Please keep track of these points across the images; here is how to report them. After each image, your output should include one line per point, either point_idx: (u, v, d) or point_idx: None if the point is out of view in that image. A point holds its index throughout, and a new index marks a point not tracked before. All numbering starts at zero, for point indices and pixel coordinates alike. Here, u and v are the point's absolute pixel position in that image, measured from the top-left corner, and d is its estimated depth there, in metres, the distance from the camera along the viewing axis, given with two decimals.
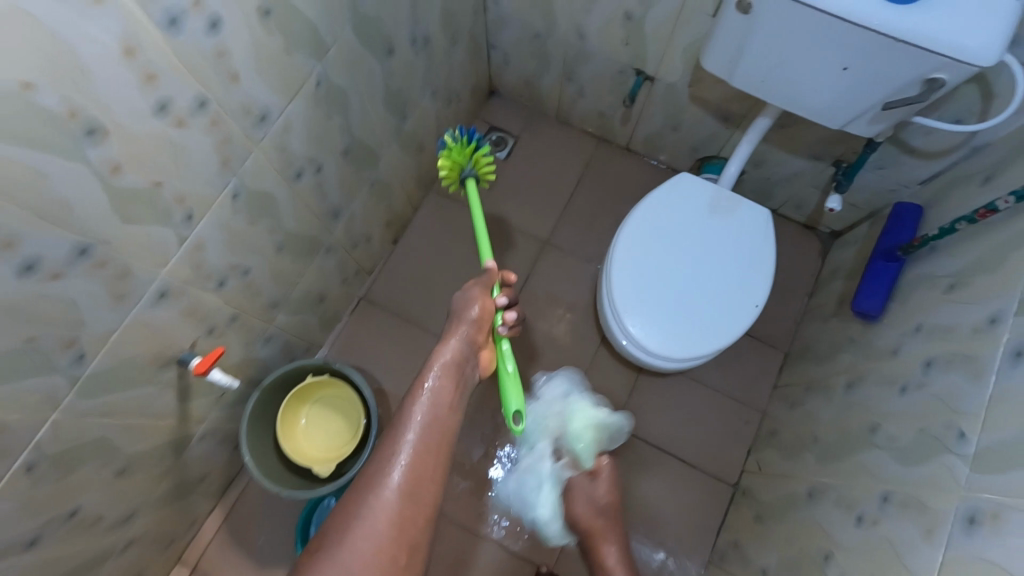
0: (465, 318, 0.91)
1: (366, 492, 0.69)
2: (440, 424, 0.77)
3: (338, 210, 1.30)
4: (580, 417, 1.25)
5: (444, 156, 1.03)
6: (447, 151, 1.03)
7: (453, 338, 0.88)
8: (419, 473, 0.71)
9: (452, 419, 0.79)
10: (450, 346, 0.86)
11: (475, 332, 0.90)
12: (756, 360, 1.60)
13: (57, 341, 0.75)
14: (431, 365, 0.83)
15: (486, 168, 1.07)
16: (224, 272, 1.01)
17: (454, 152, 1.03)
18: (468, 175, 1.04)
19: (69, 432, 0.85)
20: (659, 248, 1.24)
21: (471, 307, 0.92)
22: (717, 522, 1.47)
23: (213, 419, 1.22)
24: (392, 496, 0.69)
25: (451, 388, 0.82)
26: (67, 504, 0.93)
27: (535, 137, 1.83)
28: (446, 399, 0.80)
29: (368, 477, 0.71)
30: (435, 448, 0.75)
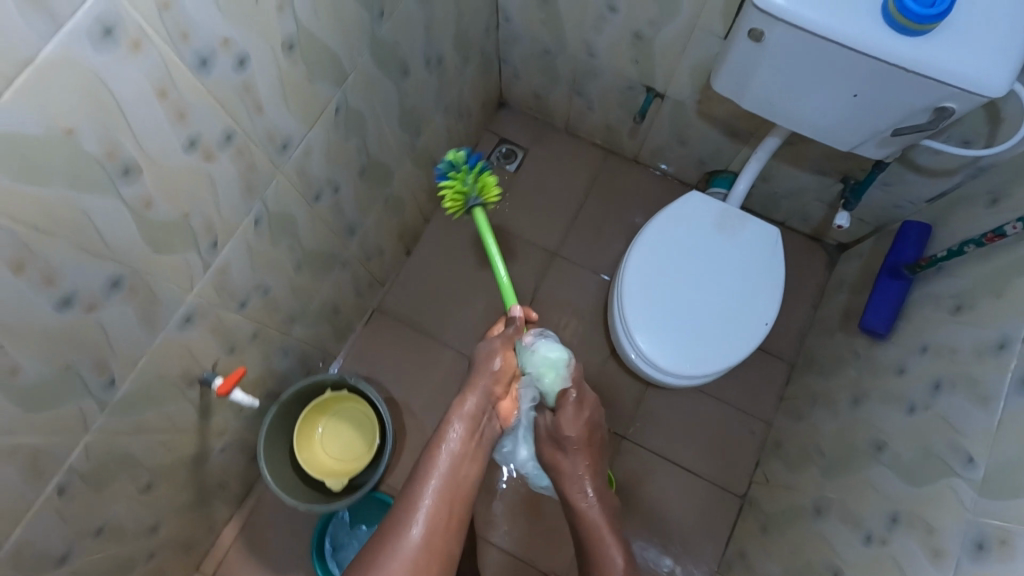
0: (487, 369, 0.91)
1: (387, 542, 0.77)
2: (456, 477, 0.84)
3: (353, 227, 1.32)
4: (542, 359, 0.92)
5: (446, 184, 1.02)
6: (449, 180, 1.03)
7: (472, 394, 0.90)
8: (434, 526, 0.78)
9: (468, 472, 0.85)
10: (470, 398, 0.90)
11: (495, 383, 0.91)
12: (763, 372, 1.62)
13: (91, 368, 0.77)
14: (452, 418, 0.88)
15: (488, 191, 1.04)
16: (247, 293, 1.04)
17: (457, 181, 1.02)
18: (471, 202, 1.03)
19: (99, 452, 0.87)
20: (669, 267, 1.25)
21: (494, 359, 0.92)
22: (725, 532, 1.49)
23: (232, 433, 1.25)
24: (411, 545, 0.76)
25: (469, 441, 0.87)
26: (95, 520, 0.95)
27: (544, 149, 1.85)
28: (464, 452, 0.86)
29: (389, 528, 0.78)
30: (452, 501, 0.82)
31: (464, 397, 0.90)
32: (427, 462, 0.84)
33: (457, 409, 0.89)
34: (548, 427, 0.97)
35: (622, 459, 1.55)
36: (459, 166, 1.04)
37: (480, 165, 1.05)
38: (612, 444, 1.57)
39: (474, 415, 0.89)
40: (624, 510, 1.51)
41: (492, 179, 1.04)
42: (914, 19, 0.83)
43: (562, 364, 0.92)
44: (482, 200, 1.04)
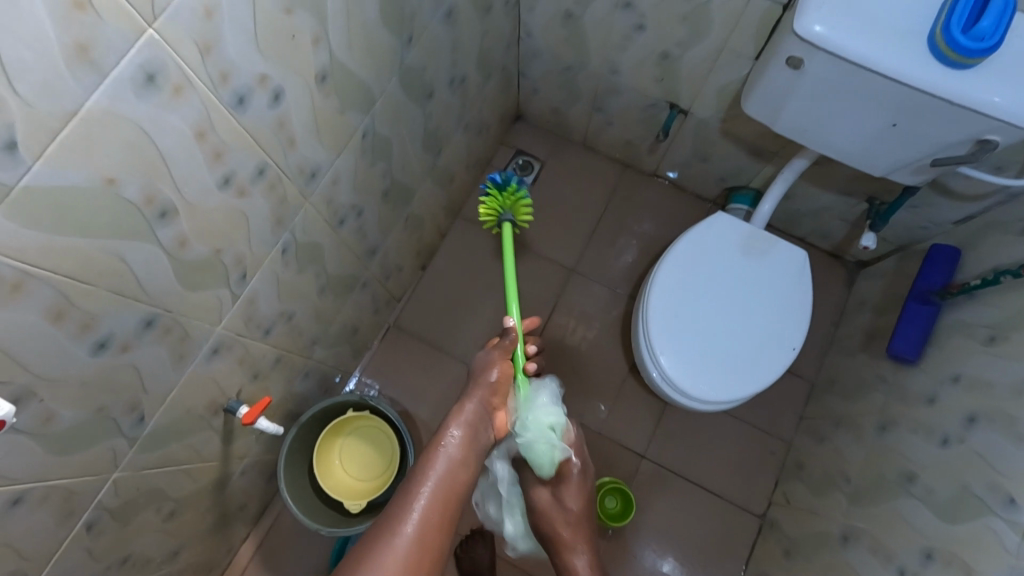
0: (484, 381, 0.89)
1: (373, 539, 0.66)
2: (451, 480, 0.75)
3: (374, 247, 1.31)
4: (540, 424, 0.90)
5: (484, 200, 1.12)
6: (487, 198, 1.12)
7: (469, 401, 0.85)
8: (428, 525, 0.68)
9: (464, 476, 0.77)
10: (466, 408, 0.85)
11: (491, 396, 0.88)
12: (783, 391, 1.61)
13: (123, 407, 0.76)
14: (449, 421, 0.82)
15: (522, 212, 1.13)
16: (272, 320, 1.02)
17: (493, 199, 1.12)
18: (503, 217, 1.12)
19: (127, 486, 0.86)
20: (692, 286, 1.24)
21: (491, 369, 0.91)
22: (745, 553, 1.48)
23: (253, 455, 1.24)
24: (404, 542, 0.66)
25: (466, 447, 0.80)
26: (121, 551, 0.94)
27: (561, 162, 1.83)
28: (461, 457, 0.78)
29: (377, 527, 0.68)
30: (448, 506, 0.72)
31: (461, 404, 0.85)
32: (425, 460, 0.76)
33: (454, 416, 0.83)
34: (550, 501, 0.98)
35: (641, 478, 1.54)
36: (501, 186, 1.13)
37: (518, 189, 1.13)
38: (632, 463, 1.55)
39: (472, 423, 0.83)
40: (643, 530, 1.49)
41: (525, 201, 1.13)
42: (963, 53, 0.82)
43: (558, 429, 0.92)
44: (513, 217, 1.12)
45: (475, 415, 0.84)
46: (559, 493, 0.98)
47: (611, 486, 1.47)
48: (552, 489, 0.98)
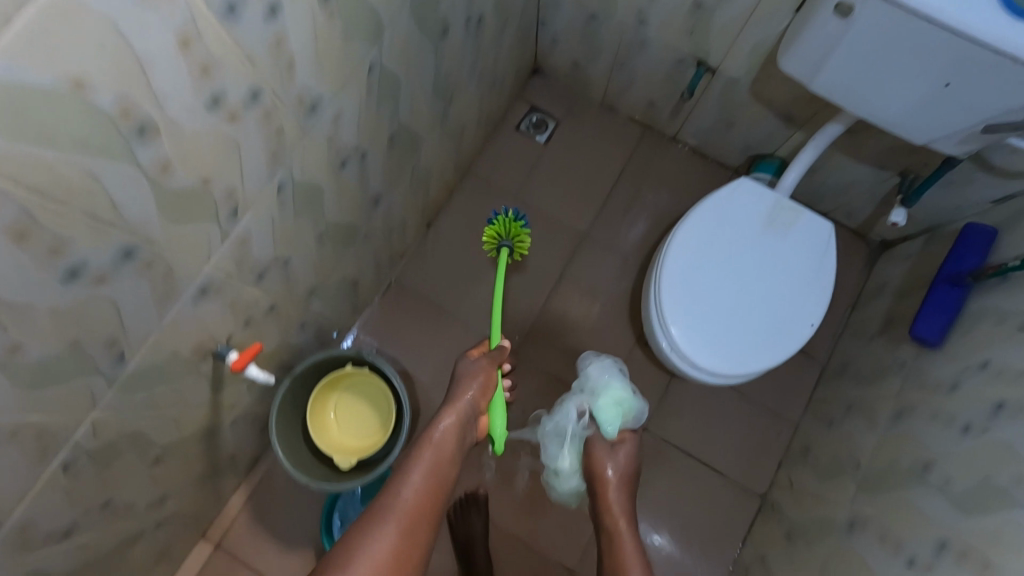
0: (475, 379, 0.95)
1: (369, 519, 0.73)
2: (443, 468, 0.83)
3: (378, 197, 1.24)
4: (612, 396, 1.12)
5: (487, 228, 1.36)
6: (492, 225, 1.35)
7: (467, 392, 0.93)
8: (417, 511, 0.75)
9: (451, 470, 0.84)
10: (460, 404, 0.91)
11: (481, 396, 0.94)
12: (793, 370, 1.55)
13: (100, 344, 0.71)
14: (438, 419, 0.88)
15: (519, 240, 1.35)
16: (266, 264, 0.97)
17: (496, 227, 1.35)
18: (502, 243, 1.34)
19: (107, 428, 0.82)
20: (709, 255, 1.18)
21: (477, 373, 0.97)
22: (742, 532, 1.45)
23: (244, 406, 1.20)
24: (395, 521, 0.73)
25: (456, 437, 0.87)
26: (102, 495, 0.91)
27: (578, 122, 1.74)
28: (449, 452, 0.85)
29: (373, 507, 0.75)
30: (436, 490, 0.80)
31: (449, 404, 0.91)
32: (422, 446, 0.85)
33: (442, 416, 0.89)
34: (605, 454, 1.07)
35: (641, 452, 1.50)
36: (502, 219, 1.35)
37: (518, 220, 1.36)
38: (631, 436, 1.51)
39: (458, 421, 0.89)
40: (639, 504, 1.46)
41: (524, 235, 1.36)
42: None
43: (627, 405, 1.13)
44: (511, 245, 1.34)
45: (467, 411, 0.91)
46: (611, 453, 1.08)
47: None
48: (607, 447, 1.09)
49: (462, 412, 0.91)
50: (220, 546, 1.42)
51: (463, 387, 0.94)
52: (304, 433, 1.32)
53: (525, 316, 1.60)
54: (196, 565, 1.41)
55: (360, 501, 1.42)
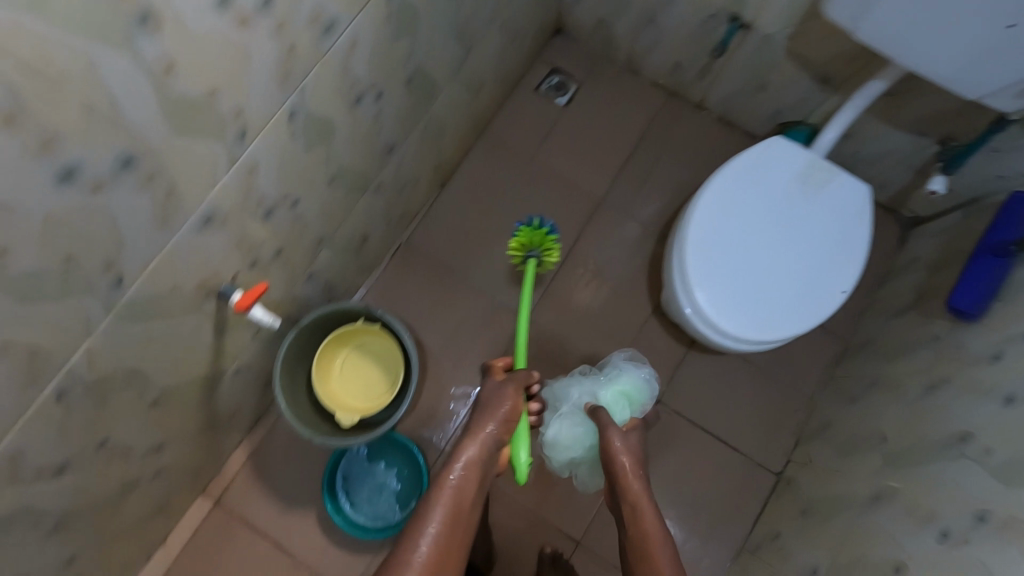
0: (498, 413, 0.97)
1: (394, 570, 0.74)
2: (465, 510, 0.83)
3: (391, 146, 1.19)
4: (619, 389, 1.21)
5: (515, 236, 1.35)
6: (519, 234, 1.35)
7: (488, 426, 0.94)
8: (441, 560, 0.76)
9: (474, 514, 0.84)
10: (479, 441, 0.92)
11: (503, 429, 0.96)
12: (815, 347, 1.49)
13: (96, 263, 0.67)
14: (458, 458, 0.88)
15: (547, 250, 1.35)
16: (274, 201, 0.92)
17: (523, 236, 1.34)
18: (529, 254, 1.34)
19: (103, 360, 0.78)
20: (739, 217, 1.11)
21: (503, 405, 0.98)
22: (755, 510, 1.40)
23: (247, 357, 1.16)
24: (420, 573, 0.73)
25: (474, 476, 0.87)
26: (96, 434, 0.87)
27: (600, 85, 1.68)
28: (472, 494, 0.85)
29: (397, 556, 0.76)
30: (460, 537, 0.81)
31: (470, 440, 0.92)
32: (437, 488, 0.84)
33: (465, 454, 0.89)
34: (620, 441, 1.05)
35: (654, 425, 1.45)
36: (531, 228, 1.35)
37: (547, 231, 1.35)
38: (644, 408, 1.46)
39: (480, 460, 0.90)
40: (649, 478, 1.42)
41: (552, 244, 1.35)
42: None
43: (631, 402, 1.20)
44: (538, 256, 1.34)
45: (490, 444, 0.93)
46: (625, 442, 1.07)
47: None
48: (622, 435, 1.07)
49: (483, 448, 0.91)
50: (220, 502, 1.40)
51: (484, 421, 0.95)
52: (310, 388, 1.28)
53: (538, 282, 1.55)
54: (195, 520, 1.38)
55: (365, 462, 1.40)
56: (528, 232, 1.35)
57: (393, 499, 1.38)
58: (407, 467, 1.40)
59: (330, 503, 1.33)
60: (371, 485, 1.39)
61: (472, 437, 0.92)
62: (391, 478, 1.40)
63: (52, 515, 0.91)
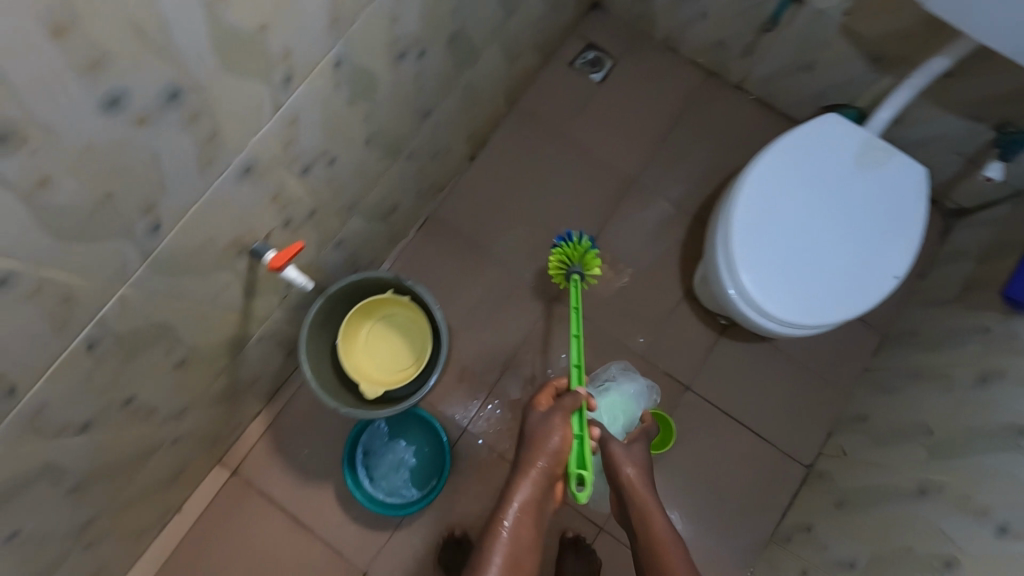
0: (545, 447, 1.00)
1: None
2: (520, 559, 0.93)
3: (428, 110, 1.15)
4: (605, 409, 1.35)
5: (555, 252, 1.32)
6: (559, 250, 1.31)
7: (537, 464, 0.99)
8: None
9: (529, 558, 0.94)
10: (530, 479, 0.99)
11: (554, 462, 1.00)
12: (850, 338, 1.45)
13: (136, 204, 0.63)
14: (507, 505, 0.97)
15: (589, 264, 1.30)
16: (312, 157, 0.88)
17: (564, 252, 1.30)
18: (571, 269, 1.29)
19: (136, 311, 0.75)
20: (788, 197, 1.07)
21: (551, 437, 1.01)
22: (784, 501, 1.36)
23: (272, 323, 1.13)
24: None
25: (531, 514, 0.97)
26: (123, 391, 0.84)
27: (637, 61, 1.62)
28: (524, 541, 0.94)
29: None
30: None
31: (517, 484, 0.99)
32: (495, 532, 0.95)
33: (512, 499, 0.98)
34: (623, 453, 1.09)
35: (683, 411, 1.41)
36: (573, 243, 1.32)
37: (587, 245, 1.30)
38: (672, 394, 1.42)
39: (530, 501, 0.98)
40: (676, 464, 1.38)
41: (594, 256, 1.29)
42: None
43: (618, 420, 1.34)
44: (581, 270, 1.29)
45: (543, 477, 0.99)
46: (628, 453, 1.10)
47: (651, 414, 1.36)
48: (625, 448, 1.10)
49: (536, 485, 0.99)
50: (236, 473, 1.37)
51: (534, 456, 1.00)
52: (334, 358, 1.25)
53: None
54: (212, 490, 1.36)
55: (386, 438, 1.37)
56: (570, 247, 1.32)
57: (411, 475, 1.35)
58: (425, 443, 1.38)
59: (350, 479, 1.30)
60: (390, 462, 1.35)
61: (522, 475, 0.99)
62: (409, 454, 1.36)
63: (75, 474, 0.88)
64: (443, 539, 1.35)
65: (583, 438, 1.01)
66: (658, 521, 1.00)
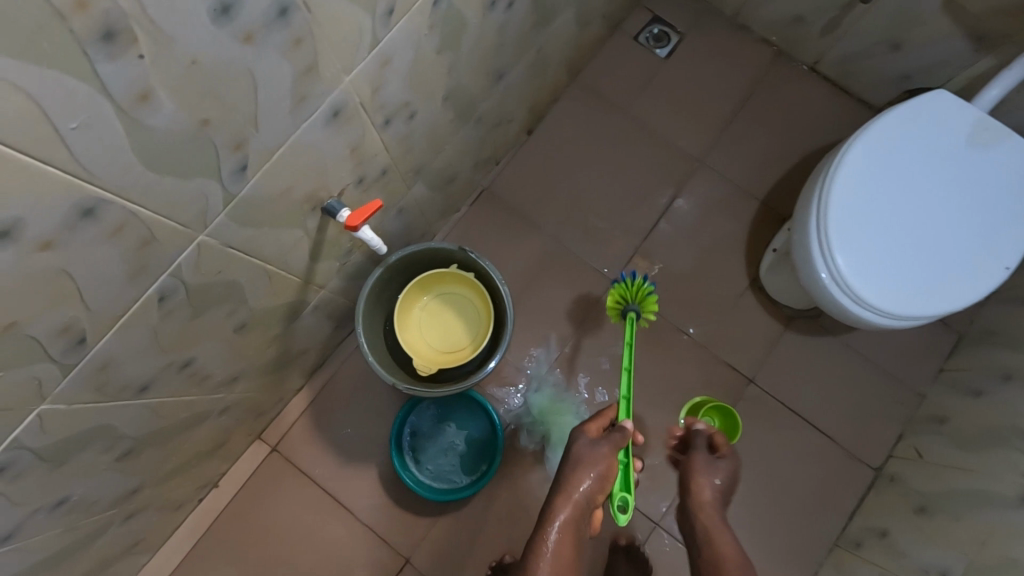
0: (593, 470, 0.94)
1: None
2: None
3: (501, 72, 1.08)
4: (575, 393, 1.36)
5: (613, 291, 1.23)
6: (616, 289, 1.23)
7: (583, 484, 0.93)
8: None
9: None
10: (572, 501, 0.92)
11: (599, 487, 0.94)
12: (924, 336, 1.37)
13: (226, 139, 0.57)
14: (550, 523, 0.92)
15: (647, 304, 1.18)
16: (393, 108, 0.81)
17: (620, 291, 1.22)
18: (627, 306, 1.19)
19: (209, 263, 0.68)
20: (889, 176, 0.99)
21: (599, 463, 0.95)
22: (851, 504, 1.29)
23: (329, 291, 1.07)
24: None
25: (571, 539, 0.91)
26: (185, 352, 0.78)
27: (705, 37, 1.54)
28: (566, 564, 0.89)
29: None
30: None
31: (560, 506, 0.93)
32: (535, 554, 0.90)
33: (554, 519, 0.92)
34: (702, 466, 0.93)
35: (745, 405, 1.34)
36: (631, 281, 1.23)
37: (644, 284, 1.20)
38: (734, 386, 1.35)
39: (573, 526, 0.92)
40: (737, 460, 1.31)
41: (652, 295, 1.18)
42: None
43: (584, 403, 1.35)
44: (638, 308, 1.17)
45: (588, 502, 0.93)
46: (710, 466, 0.94)
47: (713, 407, 1.27)
48: (709, 459, 0.95)
49: (580, 508, 0.92)
50: (276, 450, 1.31)
51: (579, 480, 0.94)
52: (388, 332, 1.19)
53: (625, 242, 1.43)
54: (250, 465, 1.30)
55: (435, 420, 1.30)
56: (627, 286, 1.23)
57: (462, 460, 1.29)
58: (476, 428, 1.30)
59: (398, 462, 1.24)
60: (440, 446, 1.29)
61: (565, 499, 0.93)
62: (459, 439, 1.30)
63: (128, 438, 0.82)
64: (489, 529, 1.28)
65: (628, 464, 0.99)
66: (733, 553, 0.83)
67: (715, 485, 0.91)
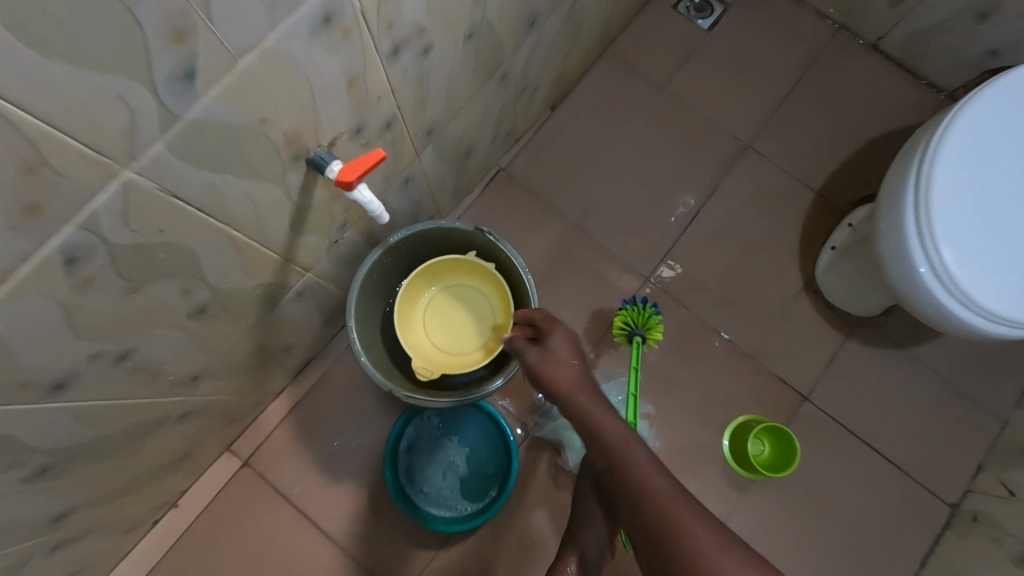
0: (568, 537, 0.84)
1: None
2: None
3: (534, 19, 0.90)
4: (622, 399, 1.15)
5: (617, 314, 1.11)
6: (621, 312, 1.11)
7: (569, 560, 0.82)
8: None
9: None
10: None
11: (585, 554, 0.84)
12: (1006, 351, 1.18)
13: (161, 17, 0.38)
14: None
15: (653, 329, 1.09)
16: (406, 34, 0.63)
17: (626, 314, 1.10)
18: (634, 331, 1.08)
19: (146, 214, 0.49)
20: (1003, 153, 0.82)
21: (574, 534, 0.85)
22: (924, 546, 1.10)
23: (318, 274, 0.87)
24: None
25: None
26: (121, 340, 0.59)
27: (754, 8, 1.37)
28: None
29: None
30: None
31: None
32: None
33: None
34: (540, 358, 0.77)
35: (800, 426, 1.15)
36: (636, 305, 1.11)
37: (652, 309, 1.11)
38: (788, 404, 1.16)
39: None
40: (791, 491, 1.12)
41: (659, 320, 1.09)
42: None
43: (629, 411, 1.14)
44: (645, 334, 1.08)
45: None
46: (548, 352, 0.77)
47: (767, 427, 1.10)
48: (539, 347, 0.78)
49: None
50: (248, 464, 1.11)
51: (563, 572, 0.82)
52: (387, 327, 0.99)
53: (663, 235, 1.25)
54: (218, 481, 1.10)
55: (440, 433, 1.11)
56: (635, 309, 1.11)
57: (465, 484, 1.08)
58: (485, 446, 1.11)
59: (392, 485, 1.04)
60: (442, 466, 1.09)
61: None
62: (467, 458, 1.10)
63: (40, 453, 0.62)
64: (500, 565, 1.08)
65: None
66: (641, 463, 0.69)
67: (573, 366, 0.75)
